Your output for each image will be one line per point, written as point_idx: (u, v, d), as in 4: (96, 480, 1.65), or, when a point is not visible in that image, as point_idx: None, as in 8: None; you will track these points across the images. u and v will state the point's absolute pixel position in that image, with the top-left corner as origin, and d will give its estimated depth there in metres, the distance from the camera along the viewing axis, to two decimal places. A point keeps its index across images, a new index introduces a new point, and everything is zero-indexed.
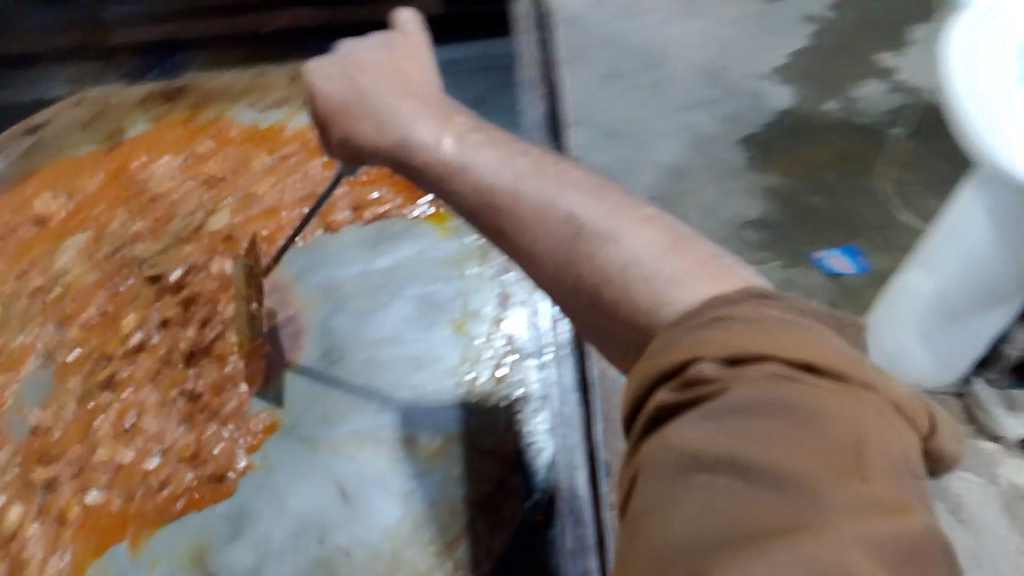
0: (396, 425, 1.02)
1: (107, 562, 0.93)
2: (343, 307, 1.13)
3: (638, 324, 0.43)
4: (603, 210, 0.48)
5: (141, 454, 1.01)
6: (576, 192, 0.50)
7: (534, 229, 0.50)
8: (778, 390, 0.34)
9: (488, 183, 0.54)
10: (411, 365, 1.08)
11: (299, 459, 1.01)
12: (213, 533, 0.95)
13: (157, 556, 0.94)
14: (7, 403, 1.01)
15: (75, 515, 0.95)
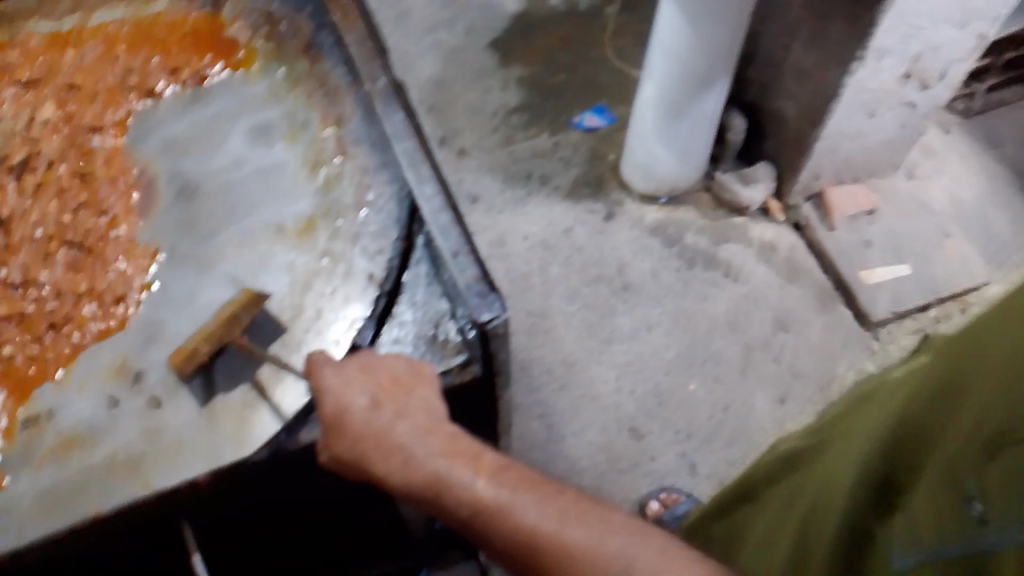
0: (264, 223, 0.89)
1: (88, 364, 0.81)
2: (186, 150, 0.94)
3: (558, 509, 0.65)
4: (556, 515, 0.64)
5: (137, 170, 0.92)
6: (517, 492, 0.67)
7: (596, 518, 0.63)
8: (598, 548, 0.61)
9: (449, 490, 0.68)
10: (259, 181, 0.92)
11: (185, 275, 0.86)
12: (126, 341, 0.82)
13: (85, 377, 0.80)
14: None
15: (29, 309, 0.82)
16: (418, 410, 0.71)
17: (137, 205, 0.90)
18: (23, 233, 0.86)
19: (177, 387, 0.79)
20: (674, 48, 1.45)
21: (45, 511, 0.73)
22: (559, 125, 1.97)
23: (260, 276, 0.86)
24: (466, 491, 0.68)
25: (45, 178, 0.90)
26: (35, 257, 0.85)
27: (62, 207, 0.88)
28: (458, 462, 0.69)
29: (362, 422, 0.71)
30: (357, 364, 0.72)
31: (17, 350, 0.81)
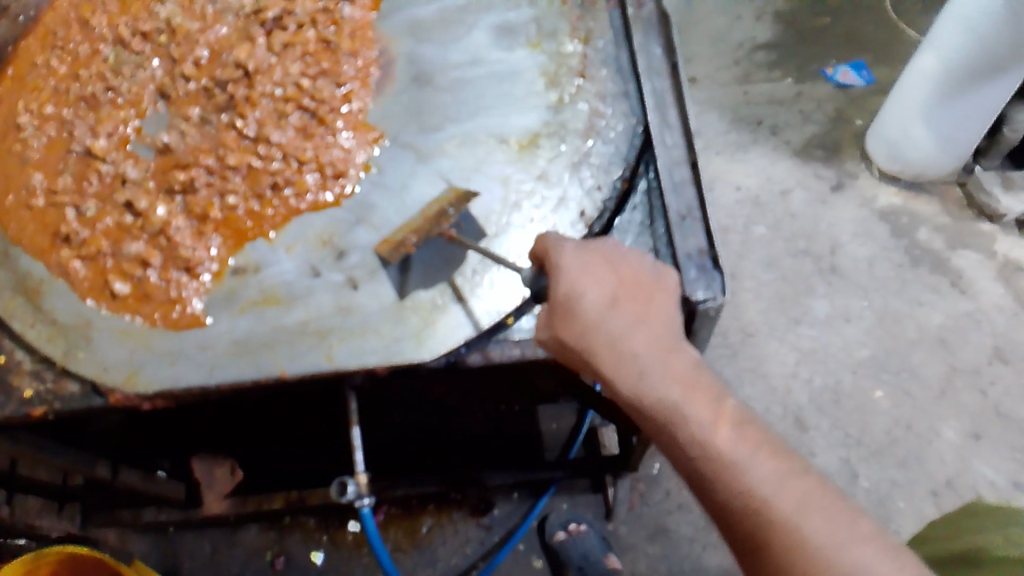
0: (488, 129, 0.86)
1: (297, 230, 0.83)
2: (428, 38, 0.92)
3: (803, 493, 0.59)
4: (794, 495, 0.59)
5: (378, 48, 0.92)
6: (750, 450, 0.62)
7: (820, 494, 0.59)
8: (814, 535, 0.57)
9: (677, 417, 0.64)
10: (493, 83, 0.89)
11: (402, 165, 0.86)
12: (336, 216, 0.84)
13: (293, 240, 0.83)
14: (202, 43, 0.92)
15: (256, 162, 0.85)
16: (654, 326, 0.68)
17: (371, 84, 0.90)
18: (265, 89, 0.88)
19: (372, 275, 0.80)
20: (978, 20, 1.26)
21: (240, 356, 0.76)
22: (808, 74, 1.79)
23: (476, 181, 0.84)
24: (693, 425, 0.64)
25: (294, 37, 0.91)
26: (271, 115, 0.87)
27: (303, 71, 0.89)
28: (690, 395, 0.65)
29: (593, 316, 0.68)
30: (598, 257, 0.70)
31: (237, 199, 0.84)
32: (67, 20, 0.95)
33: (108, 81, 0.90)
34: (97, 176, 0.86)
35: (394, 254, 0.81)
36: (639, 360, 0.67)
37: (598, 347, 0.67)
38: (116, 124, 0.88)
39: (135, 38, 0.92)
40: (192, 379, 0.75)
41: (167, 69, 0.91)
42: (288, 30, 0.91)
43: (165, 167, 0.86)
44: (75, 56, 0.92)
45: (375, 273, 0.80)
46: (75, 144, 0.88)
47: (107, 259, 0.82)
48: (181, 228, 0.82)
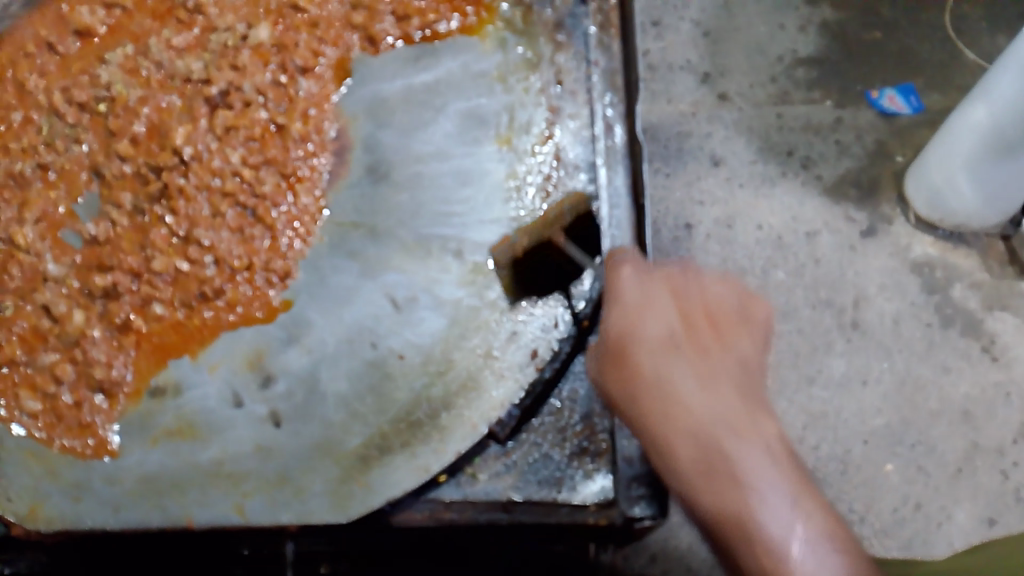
0: (444, 240, 0.77)
1: (221, 347, 0.75)
2: (387, 120, 0.82)
3: (842, 570, 0.52)
4: (836, 570, 0.51)
5: (333, 127, 0.82)
6: (817, 543, 0.53)
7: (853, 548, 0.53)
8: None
9: (721, 492, 0.56)
10: (456, 184, 0.79)
11: (346, 276, 0.77)
12: (267, 333, 0.76)
13: (217, 358, 0.75)
14: (143, 117, 0.83)
15: (184, 266, 0.77)
16: (738, 387, 0.58)
17: (323, 174, 0.81)
18: (201, 180, 0.80)
19: (299, 410, 0.72)
20: None
21: (144, 499, 0.70)
22: (906, 70, 1.24)
23: (420, 306, 0.75)
24: (762, 538, 0.53)
25: (235, 117, 0.81)
26: (206, 209, 0.79)
27: (244, 159, 0.81)
28: (760, 450, 0.56)
29: (663, 344, 0.59)
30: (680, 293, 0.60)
31: (164, 309, 0.77)
32: (5, 80, 0.86)
33: (39, 158, 0.83)
34: (17, 269, 0.79)
35: (324, 384, 0.73)
36: (704, 425, 0.56)
37: (645, 405, 0.58)
38: (42, 208, 0.81)
39: (71, 108, 0.84)
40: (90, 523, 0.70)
41: (103, 144, 0.83)
42: (234, 105, 0.82)
43: (89, 263, 0.79)
44: (8, 125, 0.85)
45: (302, 407, 0.72)
46: (1, 230, 0.81)
47: (21, 371, 0.76)
48: (100, 341, 0.76)
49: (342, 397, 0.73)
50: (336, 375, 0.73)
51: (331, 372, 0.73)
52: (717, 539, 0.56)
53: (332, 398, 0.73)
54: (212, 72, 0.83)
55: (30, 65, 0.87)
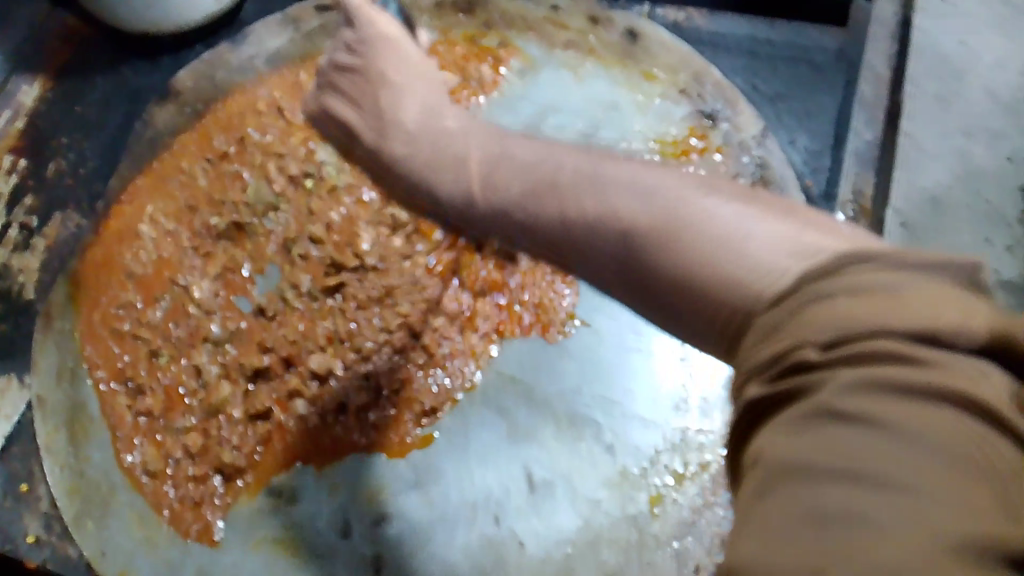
0: (599, 428, 0.72)
1: (346, 467, 0.73)
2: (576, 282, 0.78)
3: (890, 288, 0.34)
4: (773, 232, 0.41)
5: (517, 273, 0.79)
6: (750, 221, 0.42)
7: (923, 424, 0.31)
8: (949, 380, 0.31)
9: (694, 225, 0.43)
10: (628, 370, 0.74)
11: (488, 433, 0.73)
12: (395, 470, 0.72)
13: (340, 478, 0.72)
14: (345, 205, 0.83)
15: (337, 371, 0.76)
16: (584, 159, 0.52)
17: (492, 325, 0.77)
18: (379, 289, 0.78)
19: (402, 568, 0.69)
20: None
21: None
22: None
23: (555, 494, 0.70)
24: (744, 231, 0.41)
25: (427, 231, 0.80)
26: (375, 318, 0.77)
27: (425, 280, 0.79)
28: (751, 205, 0.43)
29: (584, 177, 0.50)
30: (508, 141, 0.58)
31: (306, 409, 0.75)
32: (228, 127, 0.88)
33: (235, 214, 0.83)
34: (182, 319, 0.79)
35: (435, 547, 0.69)
36: (555, 155, 0.54)
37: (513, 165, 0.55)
38: (224, 266, 0.81)
39: (280, 174, 0.84)
40: None
41: (299, 221, 0.83)
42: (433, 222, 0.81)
43: (249, 336, 0.78)
44: (218, 175, 0.86)
45: (405, 566, 0.69)
46: (179, 275, 0.81)
47: (156, 425, 0.75)
48: (235, 423, 0.75)
49: (449, 567, 0.68)
50: (450, 542, 0.69)
51: (447, 537, 0.69)
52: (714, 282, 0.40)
53: (439, 564, 0.69)
54: None
55: (254, 117, 0.88)
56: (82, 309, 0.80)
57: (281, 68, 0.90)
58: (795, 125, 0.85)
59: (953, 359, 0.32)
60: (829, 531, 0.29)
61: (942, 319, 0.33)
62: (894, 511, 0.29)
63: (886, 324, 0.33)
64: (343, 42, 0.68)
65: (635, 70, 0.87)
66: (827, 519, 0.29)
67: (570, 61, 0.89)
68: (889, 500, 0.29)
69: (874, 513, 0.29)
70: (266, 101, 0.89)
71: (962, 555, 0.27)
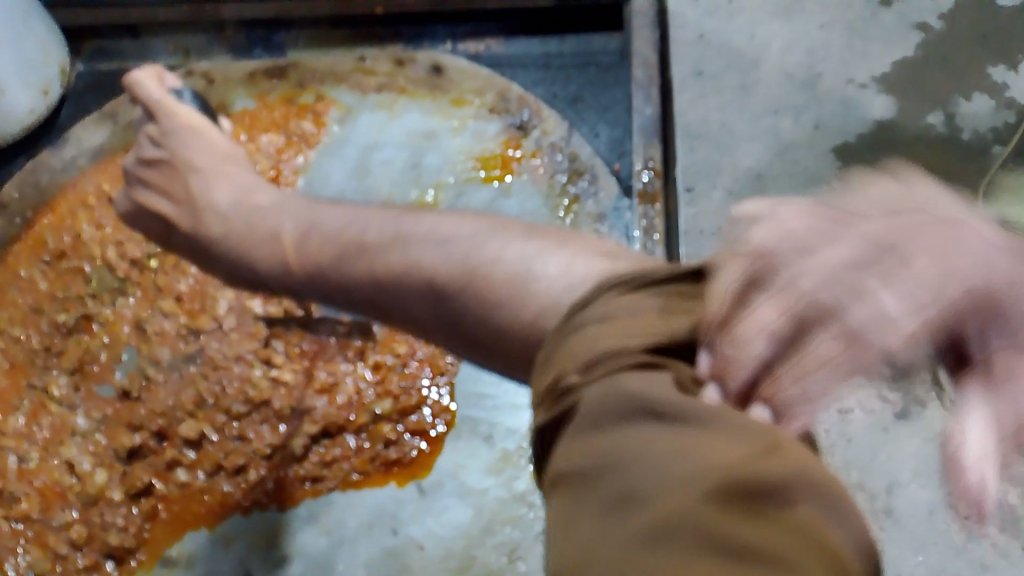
0: (475, 422, 0.76)
1: (238, 521, 0.73)
2: None
3: (634, 303, 0.36)
4: (459, 253, 0.45)
5: None
6: (437, 241, 0.47)
7: (684, 405, 0.29)
8: (697, 363, 0.33)
9: (411, 264, 0.46)
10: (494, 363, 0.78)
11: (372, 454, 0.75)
12: (287, 511, 0.74)
13: (235, 532, 0.73)
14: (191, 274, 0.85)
15: (210, 433, 0.76)
16: (304, 212, 0.57)
17: (372, 352, 0.79)
18: (237, 346, 0.80)
19: None
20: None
21: None
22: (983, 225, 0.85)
23: (444, 493, 0.73)
24: (452, 256, 0.45)
25: None
26: (239, 369, 0.79)
27: (282, 326, 0.80)
28: (447, 225, 0.48)
29: (385, 239, 0.49)
30: (313, 230, 0.55)
31: (187, 475, 0.75)
32: (60, 225, 0.89)
33: (83, 307, 0.84)
34: (45, 420, 0.79)
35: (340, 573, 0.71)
36: (285, 221, 0.56)
37: (256, 232, 0.58)
38: (78, 359, 0.81)
39: (120, 259, 0.85)
40: None
41: (149, 297, 0.84)
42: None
43: (117, 420, 0.78)
44: (58, 273, 0.86)
45: None
46: (34, 377, 0.81)
47: (35, 527, 0.74)
48: (116, 505, 0.74)
49: None
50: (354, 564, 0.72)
51: (350, 560, 0.72)
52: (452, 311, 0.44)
53: None
54: None
55: (85, 212, 0.89)
56: None
57: (105, 161, 0.92)
58: (596, 119, 0.94)
59: (700, 341, 0.33)
60: (602, 526, 0.27)
61: (677, 315, 0.35)
62: (654, 488, 0.27)
63: (630, 337, 0.34)
64: (149, 137, 0.73)
65: (443, 98, 0.94)
66: (607, 503, 0.28)
67: (385, 103, 0.95)
68: (651, 486, 0.27)
69: (639, 498, 0.27)
70: (95, 194, 0.90)
71: (728, 508, 0.25)
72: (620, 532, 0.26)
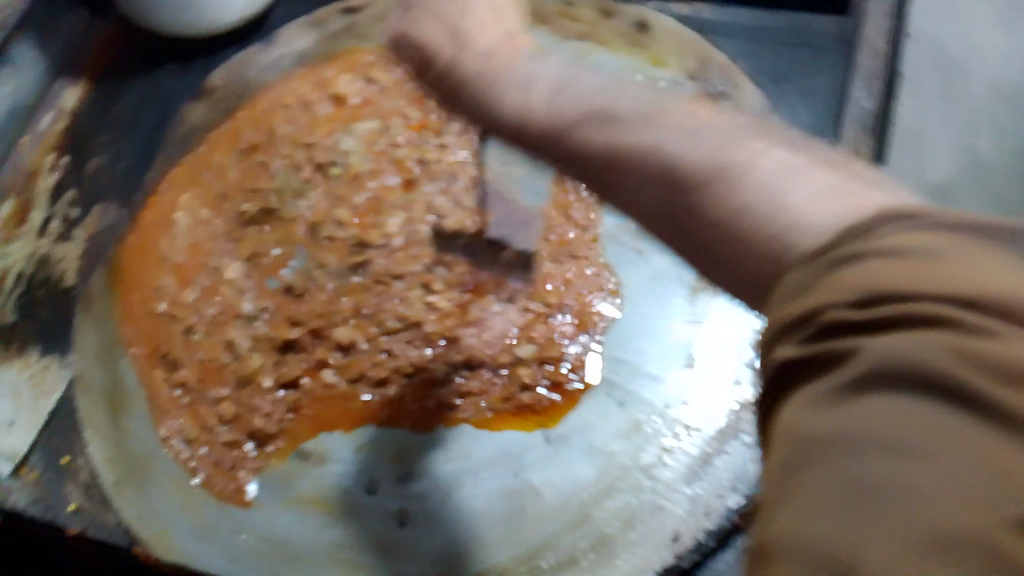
0: (615, 384, 0.75)
1: (371, 430, 0.76)
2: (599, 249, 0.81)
3: (929, 234, 0.32)
4: (715, 144, 0.42)
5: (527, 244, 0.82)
6: (697, 129, 0.43)
7: (975, 389, 0.28)
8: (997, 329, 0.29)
9: (657, 145, 0.44)
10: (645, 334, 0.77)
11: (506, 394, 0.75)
12: (418, 430, 0.75)
13: (367, 439, 0.75)
14: (368, 191, 0.88)
15: (361, 342, 0.79)
16: (546, 63, 0.55)
17: (524, 296, 0.79)
18: (400, 266, 0.82)
19: (427, 517, 0.71)
20: None
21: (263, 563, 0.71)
22: None
23: (572, 447, 0.73)
24: (707, 148, 0.42)
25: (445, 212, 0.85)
26: (399, 288, 0.81)
27: (442, 258, 0.83)
28: (706, 115, 0.45)
29: (638, 114, 0.47)
30: (567, 87, 0.52)
31: (333, 377, 0.78)
32: (256, 121, 0.93)
33: (264, 201, 0.88)
34: (214, 299, 0.84)
35: (457, 498, 0.72)
36: (526, 63, 0.55)
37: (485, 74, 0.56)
38: (253, 249, 0.86)
39: (305, 164, 0.90)
40: (211, 563, 0.71)
41: (327, 204, 0.87)
42: (451, 196, 0.86)
43: (278, 312, 0.82)
44: (247, 165, 0.91)
45: (431, 515, 0.71)
46: (211, 258, 0.86)
47: (191, 396, 0.79)
48: (265, 391, 0.78)
49: (471, 517, 0.71)
50: (472, 495, 0.72)
51: (469, 489, 0.72)
52: (690, 204, 0.41)
53: (464, 514, 0.71)
54: (438, 171, 0.88)
55: (281, 112, 0.93)
56: (124, 295, 0.85)
57: (305, 67, 0.96)
58: (796, 101, 0.89)
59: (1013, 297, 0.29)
60: (861, 510, 0.27)
61: (977, 263, 0.31)
62: (927, 482, 0.27)
63: (929, 287, 0.30)
64: None
65: (642, 54, 0.92)
66: (868, 486, 0.27)
67: (583, 50, 0.92)
68: (926, 483, 0.27)
69: (907, 493, 0.27)
70: (293, 97, 0.94)
71: (1007, 526, 0.25)
72: (880, 524, 0.26)
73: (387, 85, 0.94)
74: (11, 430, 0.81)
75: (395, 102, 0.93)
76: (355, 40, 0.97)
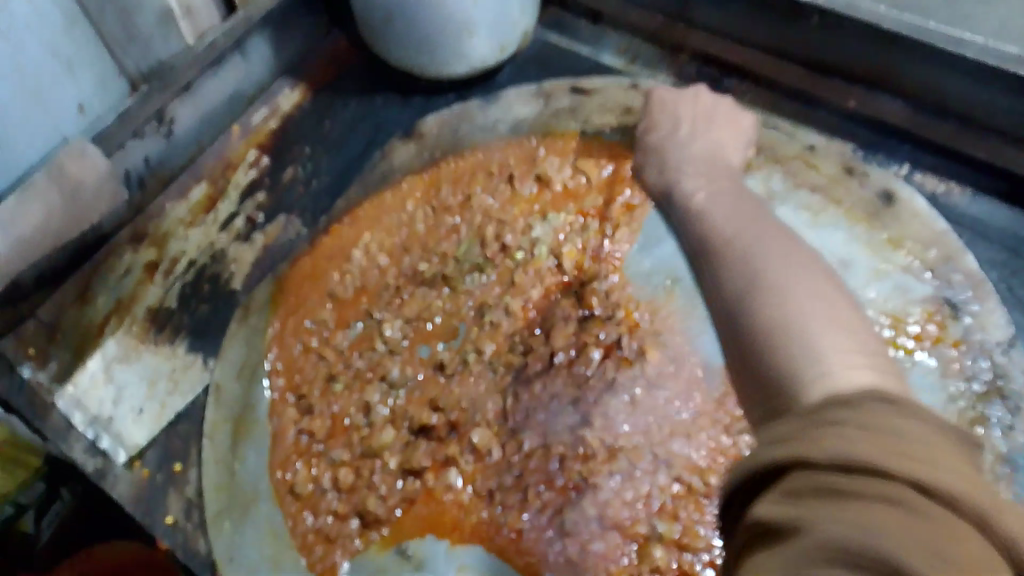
0: None
1: (479, 555, 0.70)
2: None
3: None
4: None
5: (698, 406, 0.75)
6: None
7: None
8: None
9: None
10: None
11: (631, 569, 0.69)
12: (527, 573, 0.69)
13: (470, 563, 0.70)
14: (547, 289, 0.83)
15: (496, 454, 0.74)
16: None
17: (680, 465, 0.73)
18: (561, 386, 0.77)
19: None
20: None
21: None
22: None
23: None
24: None
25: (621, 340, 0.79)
26: (550, 407, 0.76)
27: (605, 389, 0.76)
28: None
29: None
30: None
31: (457, 481, 0.74)
32: (458, 180, 0.90)
33: (441, 267, 0.85)
34: (365, 353, 0.81)
35: None
36: None
37: None
38: (416, 313, 0.82)
39: (493, 241, 0.86)
40: None
41: (503, 290, 0.83)
42: (631, 322, 0.80)
43: (422, 390, 0.78)
44: (436, 224, 0.88)
45: None
46: (373, 309, 0.83)
47: (314, 449, 0.76)
48: (387, 471, 0.74)
49: None
50: None
51: None
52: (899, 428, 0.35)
53: None
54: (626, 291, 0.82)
55: (484, 179, 0.90)
56: (281, 315, 0.83)
57: (520, 137, 0.92)
58: None
59: None
60: None
61: None
62: None
63: None
64: None
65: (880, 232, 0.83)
66: None
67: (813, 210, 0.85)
68: None
69: None
70: (500, 167, 0.91)
71: None
72: None
73: (598, 181, 0.89)
74: (138, 417, 0.80)
75: (601, 202, 0.87)
76: (577, 122, 0.92)
